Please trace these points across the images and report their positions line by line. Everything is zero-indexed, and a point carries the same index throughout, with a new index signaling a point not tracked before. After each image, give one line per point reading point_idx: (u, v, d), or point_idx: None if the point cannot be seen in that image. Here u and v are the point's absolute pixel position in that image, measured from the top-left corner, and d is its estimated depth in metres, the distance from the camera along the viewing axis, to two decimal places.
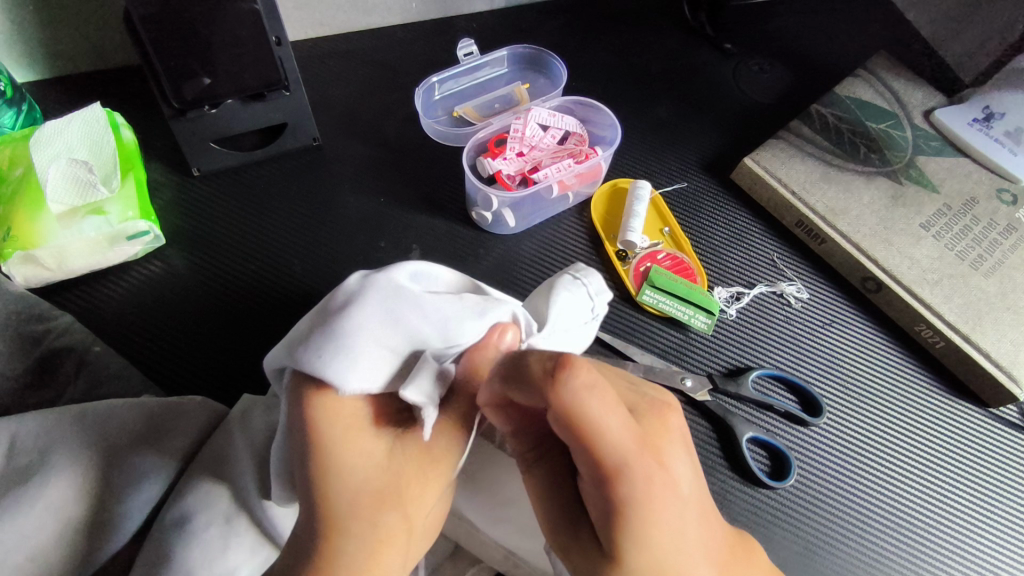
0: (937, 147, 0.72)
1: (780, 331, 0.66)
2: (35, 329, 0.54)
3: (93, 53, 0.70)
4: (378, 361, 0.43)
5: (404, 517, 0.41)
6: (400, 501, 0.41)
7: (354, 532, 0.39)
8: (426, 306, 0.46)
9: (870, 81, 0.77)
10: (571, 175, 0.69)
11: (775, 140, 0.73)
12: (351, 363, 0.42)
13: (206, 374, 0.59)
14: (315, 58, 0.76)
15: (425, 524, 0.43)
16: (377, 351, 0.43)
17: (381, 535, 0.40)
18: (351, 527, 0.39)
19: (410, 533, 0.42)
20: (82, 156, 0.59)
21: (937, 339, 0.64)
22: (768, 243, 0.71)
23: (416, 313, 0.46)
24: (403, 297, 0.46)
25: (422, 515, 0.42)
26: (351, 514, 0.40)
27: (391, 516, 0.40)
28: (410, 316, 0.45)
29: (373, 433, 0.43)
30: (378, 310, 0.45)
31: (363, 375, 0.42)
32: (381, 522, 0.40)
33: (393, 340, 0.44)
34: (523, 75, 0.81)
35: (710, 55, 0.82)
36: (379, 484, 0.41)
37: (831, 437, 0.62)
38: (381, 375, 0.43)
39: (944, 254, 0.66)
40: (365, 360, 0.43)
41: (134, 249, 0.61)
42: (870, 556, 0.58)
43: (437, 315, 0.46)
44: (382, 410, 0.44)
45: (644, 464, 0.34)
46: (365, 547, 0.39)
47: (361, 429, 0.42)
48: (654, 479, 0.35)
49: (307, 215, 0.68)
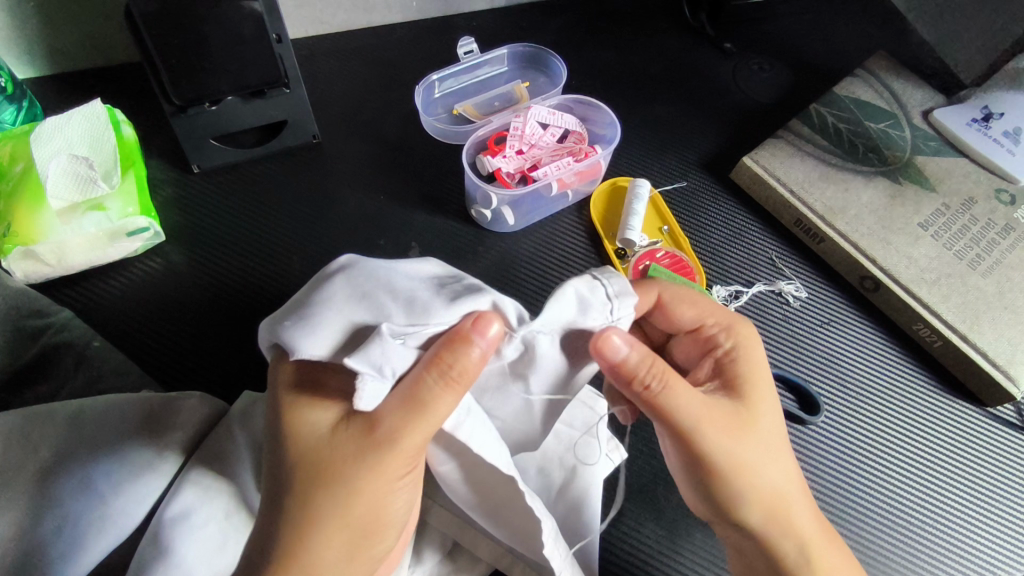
0: (936, 147, 0.73)
1: (779, 330, 0.66)
2: (33, 324, 0.54)
3: (93, 50, 0.70)
4: (331, 330, 0.39)
5: (340, 499, 0.38)
6: (336, 483, 0.38)
7: (293, 511, 0.37)
8: (399, 287, 0.43)
9: (869, 81, 0.77)
10: (570, 173, 0.69)
11: (774, 140, 0.73)
12: (307, 328, 0.39)
13: (204, 371, 0.59)
14: (315, 55, 0.76)
15: (370, 515, 0.39)
16: (337, 319, 0.40)
17: (315, 515, 0.37)
18: (290, 506, 0.38)
19: (347, 519, 0.38)
20: (83, 152, 0.60)
21: (935, 338, 0.65)
22: (767, 242, 0.71)
23: (388, 291, 0.42)
24: (380, 276, 0.43)
25: (366, 502, 0.38)
26: (290, 489, 0.38)
27: (326, 496, 0.38)
28: (381, 292, 0.42)
29: (323, 405, 0.39)
30: (349, 284, 0.42)
31: (312, 339, 0.39)
32: (316, 501, 0.38)
33: (356, 312, 0.41)
34: (523, 73, 0.81)
35: (710, 54, 0.82)
36: (318, 461, 0.38)
37: (830, 435, 0.62)
38: (332, 345, 0.39)
39: (942, 254, 0.67)
40: (318, 325, 0.39)
41: (134, 246, 0.61)
42: (868, 555, 0.57)
43: (410, 295, 0.42)
44: (339, 385, 0.40)
45: (727, 413, 0.45)
46: (302, 529, 0.37)
47: (313, 398, 0.40)
48: (736, 426, 0.45)
49: (307, 212, 0.68)
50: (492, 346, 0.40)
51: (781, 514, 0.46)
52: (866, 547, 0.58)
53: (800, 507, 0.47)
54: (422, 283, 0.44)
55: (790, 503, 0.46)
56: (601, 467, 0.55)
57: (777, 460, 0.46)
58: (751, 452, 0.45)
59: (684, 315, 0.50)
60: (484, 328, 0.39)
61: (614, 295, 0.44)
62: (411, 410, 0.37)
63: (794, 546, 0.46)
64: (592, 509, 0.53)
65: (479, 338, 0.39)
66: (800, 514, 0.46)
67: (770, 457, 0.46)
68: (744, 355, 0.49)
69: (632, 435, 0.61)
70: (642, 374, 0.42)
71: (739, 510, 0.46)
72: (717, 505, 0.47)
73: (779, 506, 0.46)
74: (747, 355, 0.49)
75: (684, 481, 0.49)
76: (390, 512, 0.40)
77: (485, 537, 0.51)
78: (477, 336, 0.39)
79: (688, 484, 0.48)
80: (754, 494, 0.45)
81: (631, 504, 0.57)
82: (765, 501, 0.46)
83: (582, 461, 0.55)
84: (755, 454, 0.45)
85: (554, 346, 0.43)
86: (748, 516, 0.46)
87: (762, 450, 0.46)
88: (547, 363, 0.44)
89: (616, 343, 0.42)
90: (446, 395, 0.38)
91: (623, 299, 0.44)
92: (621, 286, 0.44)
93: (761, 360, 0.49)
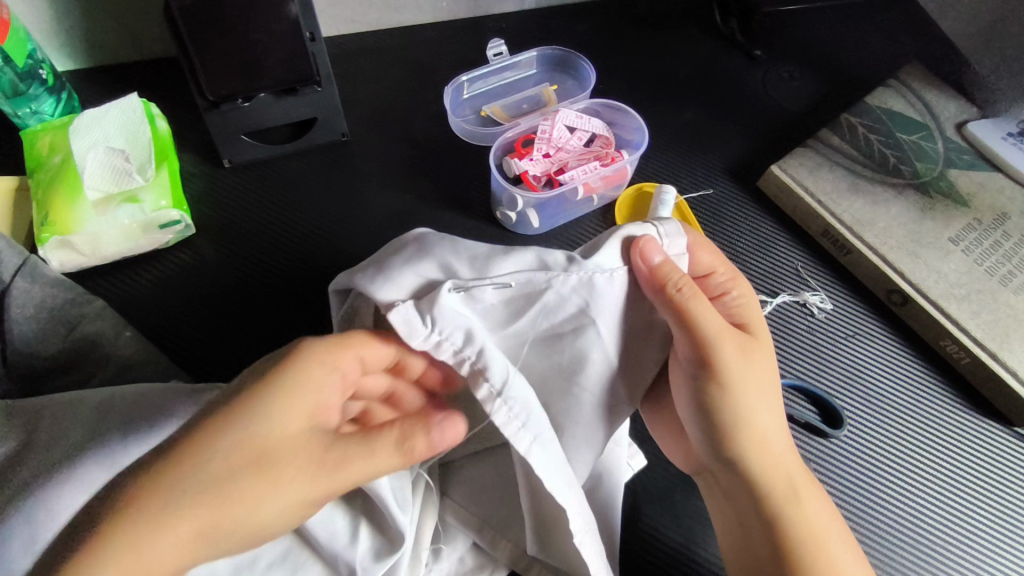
0: (969, 160, 0.72)
1: (803, 341, 0.66)
2: (71, 313, 0.55)
3: (130, 45, 0.72)
4: (405, 280, 0.43)
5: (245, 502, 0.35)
6: (256, 471, 0.35)
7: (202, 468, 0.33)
8: (462, 248, 0.47)
9: (902, 92, 0.76)
10: (597, 178, 0.69)
11: (803, 149, 0.72)
12: (385, 282, 0.43)
13: (230, 363, 0.60)
14: (346, 54, 0.76)
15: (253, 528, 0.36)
16: (408, 274, 0.44)
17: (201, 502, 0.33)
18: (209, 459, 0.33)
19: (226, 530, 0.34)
20: (120, 144, 0.62)
21: (963, 355, 0.64)
22: (793, 252, 0.70)
23: (449, 250, 0.46)
24: (440, 242, 0.47)
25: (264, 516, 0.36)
26: (216, 449, 0.34)
27: (235, 491, 0.34)
28: (442, 252, 0.46)
29: (312, 387, 0.38)
30: (414, 249, 0.46)
31: (388, 287, 0.43)
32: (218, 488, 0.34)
33: (424, 267, 0.44)
34: (551, 76, 0.81)
35: (740, 61, 0.82)
36: (257, 445, 0.35)
37: (853, 449, 0.61)
38: (406, 291, 0.43)
39: (972, 269, 0.66)
40: (396, 278, 0.43)
41: (166, 238, 0.63)
42: (861, 532, 0.58)
43: (469, 255, 0.46)
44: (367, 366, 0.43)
45: (738, 336, 0.48)
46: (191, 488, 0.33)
47: (303, 373, 0.38)
48: (739, 351, 0.47)
49: (336, 211, 0.69)
50: (448, 440, 0.41)
51: (770, 455, 0.47)
52: (853, 527, 0.58)
53: (782, 447, 0.48)
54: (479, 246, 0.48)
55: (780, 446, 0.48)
56: (622, 474, 0.55)
57: (769, 396, 0.48)
58: (753, 376, 0.47)
59: (703, 257, 0.50)
60: (451, 419, 0.41)
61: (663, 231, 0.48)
62: (364, 452, 0.39)
63: (788, 493, 0.46)
64: (614, 518, 0.53)
65: (440, 428, 0.41)
66: (787, 455, 0.48)
67: (765, 392, 0.48)
68: (746, 302, 0.51)
69: (651, 443, 0.60)
70: (675, 278, 0.44)
71: (735, 452, 0.47)
72: (711, 441, 0.48)
73: (769, 448, 0.47)
74: (747, 302, 0.51)
75: (686, 415, 0.49)
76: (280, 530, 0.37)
77: (504, 539, 0.51)
78: (443, 421, 0.41)
79: (689, 414, 0.49)
80: (749, 433, 0.47)
81: (648, 512, 0.57)
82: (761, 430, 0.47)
83: (606, 470, 0.55)
84: (754, 380, 0.47)
85: (618, 282, 0.45)
86: (739, 455, 0.47)
87: (762, 380, 0.48)
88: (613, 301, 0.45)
89: (654, 251, 0.45)
90: (393, 461, 0.39)
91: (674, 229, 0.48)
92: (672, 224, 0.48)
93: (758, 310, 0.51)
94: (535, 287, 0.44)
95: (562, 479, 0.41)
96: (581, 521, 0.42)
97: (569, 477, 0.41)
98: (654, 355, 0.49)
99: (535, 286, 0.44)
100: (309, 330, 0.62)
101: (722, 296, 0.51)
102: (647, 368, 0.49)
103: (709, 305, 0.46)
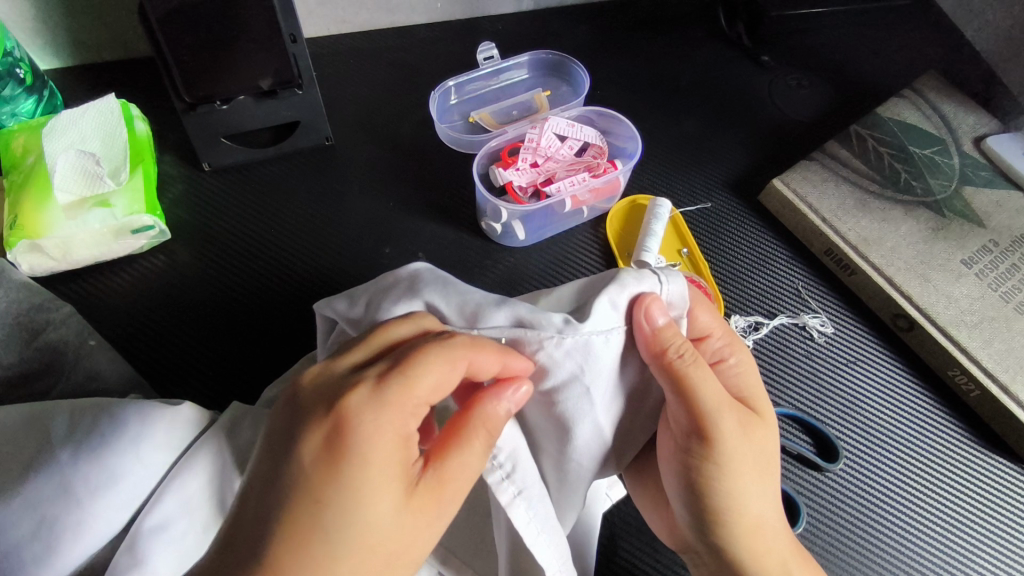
0: (987, 177, 0.68)
1: (801, 366, 0.62)
2: (35, 319, 0.53)
3: (113, 43, 0.70)
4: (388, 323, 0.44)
5: (385, 511, 0.35)
6: (388, 479, 0.35)
7: (349, 472, 0.34)
8: (456, 290, 0.45)
9: (916, 102, 0.72)
10: (586, 190, 0.66)
11: (808, 162, 0.69)
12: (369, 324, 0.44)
13: (198, 375, 0.58)
14: (334, 54, 0.74)
15: (396, 542, 0.36)
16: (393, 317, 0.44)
17: (343, 510, 0.34)
18: (354, 462, 0.34)
19: (371, 543, 0.35)
20: (93, 147, 0.60)
21: (972, 387, 0.60)
22: (794, 271, 0.67)
23: (441, 291, 0.45)
24: (436, 278, 0.46)
25: (403, 522, 0.36)
26: (356, 455, 0.34)
27: (381, 501, 0.35)
28: (432, 293, 0.45)
29: (417, 396, 0.37)
30: (405, 285, 0.45)
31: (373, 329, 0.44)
32: (352, 492, 0.34)
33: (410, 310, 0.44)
34: (545, 81, 0.78)
35: (746, 66, 0.78)
36: (378, 456, 0.35)
37: (851, 485, 0.57)
38: None
39: (985, 294, 0.62)
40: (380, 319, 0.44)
41: (139, 242, 0.61)
42: None
43: (461, 298, 0.44)
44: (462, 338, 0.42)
45: (740, 409, 0.45)
46: (336, 489, 0.34)
47: (409, 385, 0.36)
48: (742, 427, 0.44)
49: (317, 218, 0.66)
50: (518, 405, 0.40)
51: (762, 540, 0.45)
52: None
53: (777, 528, 0.45)
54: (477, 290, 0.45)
55: (770, 529, 0.45)
56: (599, 502, 0.53)
57: (768, 477, 0.45)
58: (751, 455, 0.44)
59: (702, 317, 0.48)
60: (514, 384, 0.40)
61: (667, 283, 0.44)
62: (454, 449, 0.37)
63: None
64: (590, 553, 0.51)
65: (507, 394, 0.39)
66: (780, 537, 0.45)
67: (761, 472, 0.45)
68: (745, 370, 0.48)
69: None
70: (677, 343, 0.42)
71: (723, 534, 0.45)
72: (699, 521, 0.45)
73: (762, 532, 0.45)
74: (746, 370, 0.48)
75: (674, 491, 0.46)
76: (408, 561, 0.37)
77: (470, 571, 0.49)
78: (507, 390, 0.39)
79: (677, 489, 0.46)
80: (740, 516, 0.44)
81: (627, 543, 0.55)
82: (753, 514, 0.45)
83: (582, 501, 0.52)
84: (751, 459, 0.44)
85: (612, 345, 0.43)
86: (728, 539, 0.45)
87: (760, 458, 0.45)
88: (605, 369, 0.42)
89: (658, 312, 0.43)
90: (479, 452, 0.38)
91: (679, 290, 0.44)
92: (678, 280, 0.45)
93: (758, 378, 0.49)
94: (525, 347, 0.42)
95: (543, 534, 0.41)
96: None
97: (555, 530, 0.42)
98: (639, 400, 0.45)
99: (525, 345, 0.42)
100: (279, 341, 0.60)
101: (719, 362, 0.48)
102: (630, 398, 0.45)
103: (711, 373, 0.43)
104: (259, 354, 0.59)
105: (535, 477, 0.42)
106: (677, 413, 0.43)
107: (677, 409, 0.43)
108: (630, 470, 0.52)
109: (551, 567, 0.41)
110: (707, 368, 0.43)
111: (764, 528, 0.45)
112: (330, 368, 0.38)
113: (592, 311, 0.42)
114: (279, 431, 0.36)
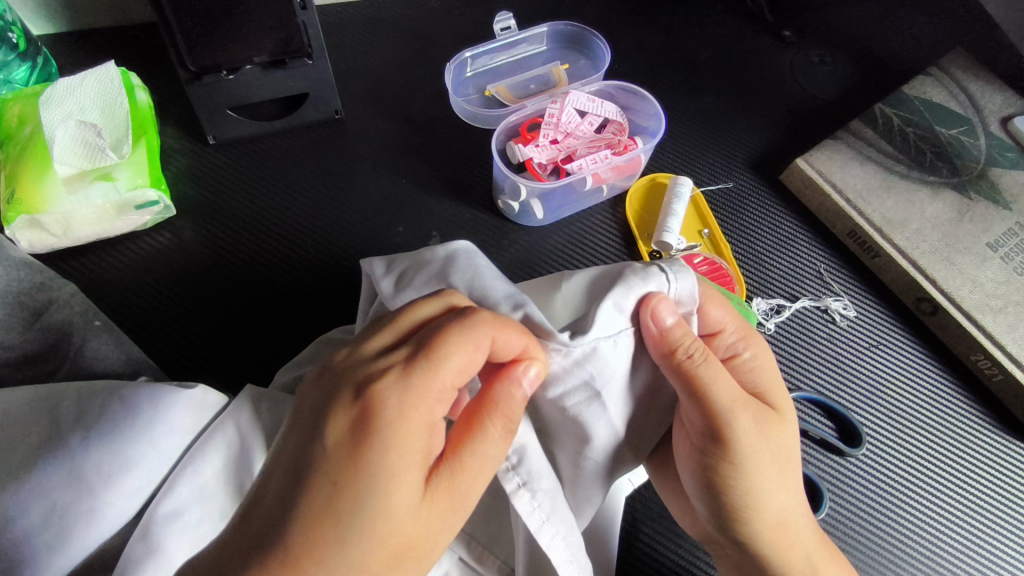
0: (1014, 159, 0.66)
1: (822, 350, 0.61)
2: (37, 299, 0.50)
3: (110, 8, 0.66)
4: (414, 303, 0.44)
5: (404, 502, 0.32)
6: (408, 470, 0.32)
7: (371, 459, 0.31)
8: (480, 279, 0.43)
9: (942, 80, 0.70)
10: (607, 168, 0.63)
11: (833, 141, 0.67)
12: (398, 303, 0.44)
13: (205, 356, 0.56)
14: (343, 24, 0.71)
15: (411, 537, 0.32)
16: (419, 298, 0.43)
17: (360, 497, 0.31)
18: (376, 451, 0.31)
19: (384, 535, 0.31)
20: (93, 118, 0.57)
21: (996, 372, 0.59)
22: (816, 253, 0.65)
23: (463, 278, 0.43)
24: (462, 265, 0.44)
25: (421, 519, 0.33)
26: (386, 447, 0.31)
27: (400, 492, 0.32)
28: (456, 279, 0.43)
29: (443, 381, 0.33)
30: (434, 267, 0.44)
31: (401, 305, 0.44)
32: (368, 490, 0.31)
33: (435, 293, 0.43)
34: (563, 54, 0.75)
35: (768, 42, 0.76)
36: (401, 446, 0.32)
37: (871, 469, 0.57)
38: None
39: (1011, 278, 0.61)
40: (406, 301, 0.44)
41: (143, 219, 0.59)
42: (873, 562, 0.54)
43: (479, 289, 0.42)
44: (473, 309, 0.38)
45: (756, 407, 0.43)
46: (353, 477, 0.31)
47: (435, 371, 0.33)
48: (760, 427, 0.42)
49: (329, 194, 0.64)
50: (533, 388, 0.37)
51: (790, 526, 0.44)
52: (865, 561, 0.54)
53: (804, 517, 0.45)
54: (500, 285, 0.43)
55: (797, 521, 0.44)
56: (621, 489, 0.52)
57: (789, 478, 0.44)
58: (768, 453, 0.42)
59: (714, 313, 0.44)
60: (524, 363, 0.37)
61: (674, 282, 0.41)
62: (468, 435, 0.35)
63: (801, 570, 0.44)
64: (613, 539, 0.50)
65: (522, 376, 0.36)
66: (806, 521, 0.45)
67: (779, 468, 0.43)
68: (760, 364, 0.46)
69: None
70: (687, 343, 0.39)
71: (750, 528, 0.44)
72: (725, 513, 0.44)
73: (784, 529, 0.44)
74: (764, 363, 0.46)
75: (691, 489, 0.45)
76: (426, 553, 0.34)
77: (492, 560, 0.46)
78: (518, 372, 0.36)
79: (696, 487, 0.45)
80: (760, 514, 0.43)
81: (648, 528, 0.54)
82: (781, 509, 0.44)
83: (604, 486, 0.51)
84: (771, 457, 0.43)
85: (621, 348, 0.40)
86: (756, 530, 0.44)
87: (778, 456, 0.43)
88: (618, 369, 0.40)
89: (666, 311, 0.40)
90: (497, 441, 0.35)
91: (688, 287, 0.42)
92: (687, 278, 0.42)
93: (776, 370, 0.46)
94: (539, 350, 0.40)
95: (549, 524, 0.39)
96: (574, 568, 0.40)
97: (565, 522, 0.40)
98: (669, 395, 0.44)
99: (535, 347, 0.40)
100: (290, 321, 0.58)
101: (733, 357, 0.46)
102: (667, 388, 0.43)
103: (723, 370, 0.41)
104: (269, 335, 0.58)
105: (544, 469, 0.40)
106: (688, 412, 0.42)
107: (690, 408, 0.41)
108: (650, 460, 0.51)
109: (559, 558, 0.40)
110: (719, 365, 0.41)
111: (789, 523, 0.44)
112: (355, 351, 0.35)
113: (594, 317, 0.40)
114: (298, 414, 0.34)
